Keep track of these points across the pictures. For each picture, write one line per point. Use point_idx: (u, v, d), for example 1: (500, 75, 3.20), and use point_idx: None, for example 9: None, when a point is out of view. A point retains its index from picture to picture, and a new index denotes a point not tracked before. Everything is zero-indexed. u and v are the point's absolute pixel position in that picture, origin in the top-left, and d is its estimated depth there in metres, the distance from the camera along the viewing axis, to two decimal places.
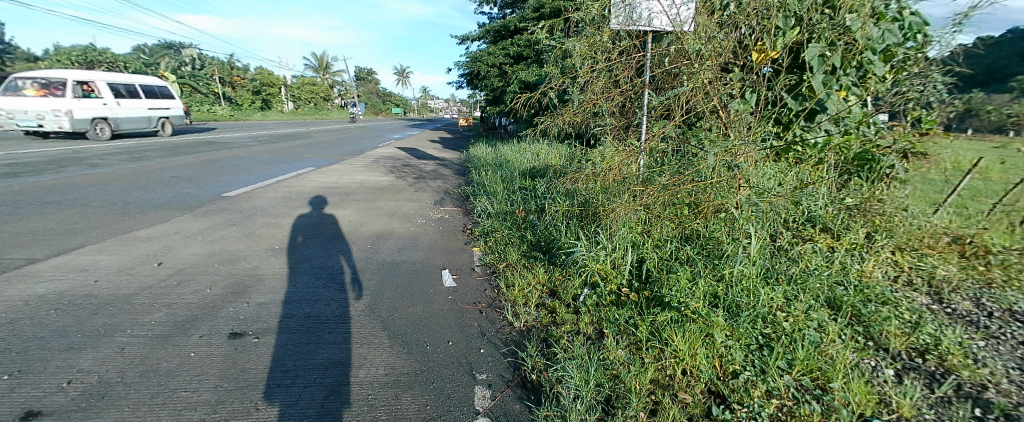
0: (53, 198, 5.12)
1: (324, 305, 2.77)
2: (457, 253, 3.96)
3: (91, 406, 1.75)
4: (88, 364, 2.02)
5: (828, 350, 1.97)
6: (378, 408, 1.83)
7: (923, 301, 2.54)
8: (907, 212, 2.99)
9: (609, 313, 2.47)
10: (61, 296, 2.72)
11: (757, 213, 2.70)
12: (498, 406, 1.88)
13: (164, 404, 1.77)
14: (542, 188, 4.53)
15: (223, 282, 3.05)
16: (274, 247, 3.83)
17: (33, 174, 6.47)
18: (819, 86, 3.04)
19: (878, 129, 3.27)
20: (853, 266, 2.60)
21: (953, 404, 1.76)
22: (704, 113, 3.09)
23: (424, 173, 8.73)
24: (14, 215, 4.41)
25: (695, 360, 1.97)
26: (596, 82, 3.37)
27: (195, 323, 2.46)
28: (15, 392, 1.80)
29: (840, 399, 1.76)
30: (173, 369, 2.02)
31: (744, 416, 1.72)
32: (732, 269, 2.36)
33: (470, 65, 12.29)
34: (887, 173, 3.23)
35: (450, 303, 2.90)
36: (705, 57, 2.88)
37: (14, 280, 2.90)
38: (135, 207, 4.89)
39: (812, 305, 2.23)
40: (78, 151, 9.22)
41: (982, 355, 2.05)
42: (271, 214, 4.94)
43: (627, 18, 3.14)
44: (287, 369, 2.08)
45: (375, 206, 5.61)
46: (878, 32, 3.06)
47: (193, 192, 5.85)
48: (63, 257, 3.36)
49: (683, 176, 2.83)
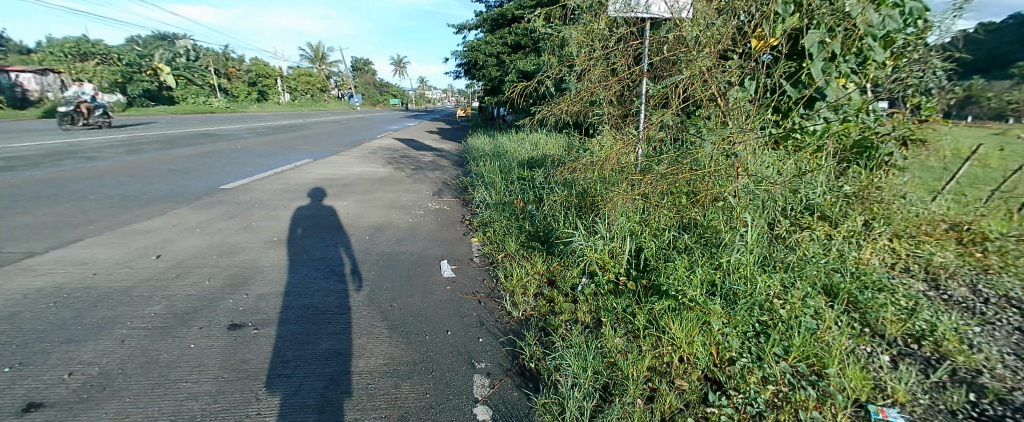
0: (50, 192, 5.10)
1: (324, 296, 2.77)
2: (456, 244, 3.95)
3: (92, 397, 1.76)
4: (89, 355, 2.03)
5: (824, 336, 1.99)
6: (378, 397, 1.85)
7: (919, 288, 2.56)
8: (905, 200, 3.02)
9: (607, 302, 2.47)
10: (59, 288, 2.72)
11: (755, 201, 2.70)
12: (497, 394, 1.90)
13: (165, 396, 1.79)
14: (541, 178, 4.49)
15: (222, 275, 3.05)
16: (273, 239, 3.82)
17: (29, 168, 6.44)
18: (818, 74, 3.03)
19: (877, 116, 3.27)
20: (850, 253, 2.61)
21: (947, 389, 1.78)
22: (703, 102, 3.05)
23: (422, 164, 8.68)
24: (12, 208, 4.39)
25: (692, 348, 1.98)
26: (594, 70, 3.33)
27: (194, 315, 2.46)
28: (16, 384, 1.82)
29: (836, 385, 1.78)
30: (173, 360, 2.02)
31: (740, 402, 1.74)
32: (730, 257, 2.36)
33: (468, 55, 12.12)
34: (885, 160, 3.28)
35: (448, 293, 2.90)
36: (704, 44, 2.85)
37: (13, 274, 2.90)
38: (133, 200, 4.88)
39: (808, 293, 2.23)
40: (74, 144, 9.21)
41: (977, 340, 2.07)
42: (269, 205, 4.92)
43: (625, 5, 3.09)
44: (287, 359, 2.09)
45: (374, 197, 5.59)
46: (880, 18, 3.03)
47: (191, 184, 5.82)
48: (60, 250, 3.36)
49: (681, 165, 2.78)
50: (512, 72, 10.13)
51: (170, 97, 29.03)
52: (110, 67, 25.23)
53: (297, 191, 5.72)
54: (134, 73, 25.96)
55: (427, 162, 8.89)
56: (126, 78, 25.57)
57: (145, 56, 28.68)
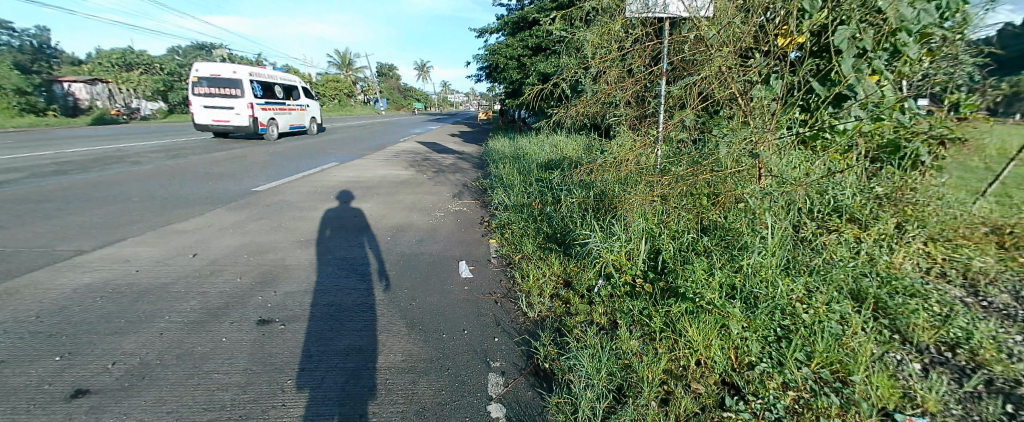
0: (98, 194, 5.45)
1: (347, 294, 2.86)
2: (474, 244, 4.01)
3: (132, 386, 1.88)
4: (131, 347, 2.17)
5: (848, 343, 1.92)
6: (396, 393, 1.90)
7: (956, 294, 2.43)
8: (941, 202, 2.96)
9: (623, 304, 2.46)
10: (106, 284, 2.91)
11: (776, 204, 2.61)
12: (511, 393, 1.92)
13: (198, 386, 1.90)
14: (558, 180, 4.50)
15: (253, 272, 3.20)
16: (300, 239, 3.97)
17: (80, 172, 6.91)
18: (848, 70, 2.86)
19: (913, 115, 3.10)
20: (881, 258, 2.50)
21: (982, 399, 1.69)
22: (724, 102, 3.02)
23: (444, 166, 8.81)
24: (64, 209, 4.71)
25: (709, 352, 1.96)
26: (610, 71, 3.35)
27: (226, 311, 2.59)
28: (66, 372, 1.96)
29: (861, 393, 1.72)
30: (206, 353, 2.14)
31: (758, 408, 1.70)
32: (750, 260, 2.30)
33: (488, 59, 12.27)
34: (919, 160, 3.12)
35: (465, 293, 2.95)
36: (721, 44, 2.82)
37: (64, 271, 3.12)
38: (172, 202, 5.16)
39: (834, 297, 2.16)
40: (120, 149, 9.78)
41: (1018, 349, 1.96)
42: (298, 207, 5.11)
43: (642, 6, 3.15)
44: (311, 354, 2.18)
45: (396, 199, 5.72)
46: (914, 11, 2.83)
47: (224, 187, 6.10)
48: (107, 249, 3.59)
49: (701, 166, 2.73)
50: (533, 75, 10.16)
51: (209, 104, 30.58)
52: (153, 75, 26.61)
53: (323, 193, 5.91)
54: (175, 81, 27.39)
55: (450, 165, 9.03)
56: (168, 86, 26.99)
57: (185, 65, 30.26)
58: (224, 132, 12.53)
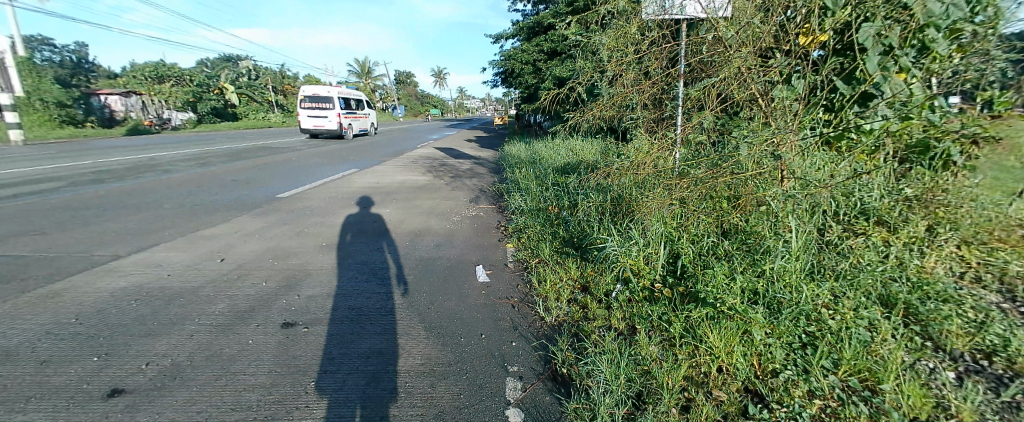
0: (132, 201, 5.69)
1: (367, 298, 2.92)
2: (491, 249, 4.03)
3: (165, 386, 1.96)
4: (163, 348, 2.26)
5: (877, 350, 1.87)
6: (416, 396, 1.92)
7: (992, 300, 2.32)
8: (976, 203, 2.86)
9: (642, 309, 2.44)
10: (140, 288, 3.04)
11: (799, 207, 2.53)
12: (530, 397, 1.92)
13: (226, 387, 1.96)
14: (575, 184, 4.49)
15: (277, 276, 3.29)
16: (322, 244, 4.07)
17: (116, 180, 7.24)
18: (873, 68, 2.76)
19: (944, 113, 3.01)
20: (912, 262, 2.41)
21: (1021, 410, 1.62)
22: (744, 103, 2.97)
23: (461, 171, 8.90)
24: (101, 216, 4.94)
25: (731, 358, 1.92)
26: (626, 74, 3.33)
27: (252, 314, 2.67)
28: (103, 371, 2.06)
29: (892, 402, 1.66)
30: (234, 354, 2.22)
31: (783, 416, 1.67)
32: (772, 265, 2.25)
33: (504, 64, 12.34)
34: (951, 160, 3.01)
35: (482, 297, 2.97)
36: (739, 45, 2.77)
37: (102, 275, 3.27)
38: (201, 208, 5.36)
39: (862, 302, 2.09)
40: (152, 159, 10.20)
41: None
42: (319, 213, 5.24)
43: (659, 7, 3.17)
44: (333, 356, 2.23)
45: (414, 204, 5.80)
46: (942, 7, 2.72)
47: (250, 194, 6.30)
48: (141, 254, 3.75)
49: (721, 169, 2.62)
50: (549, 79, 10.17)
51: (235, 113, 31.64)
52: (183, 87, 27.72)
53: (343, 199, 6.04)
54: (203, 92, 28.44)
55: (466, 170, 9.11)
56: (196, 97, 28.05)
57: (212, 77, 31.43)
58: (317, 134, 16.73)
